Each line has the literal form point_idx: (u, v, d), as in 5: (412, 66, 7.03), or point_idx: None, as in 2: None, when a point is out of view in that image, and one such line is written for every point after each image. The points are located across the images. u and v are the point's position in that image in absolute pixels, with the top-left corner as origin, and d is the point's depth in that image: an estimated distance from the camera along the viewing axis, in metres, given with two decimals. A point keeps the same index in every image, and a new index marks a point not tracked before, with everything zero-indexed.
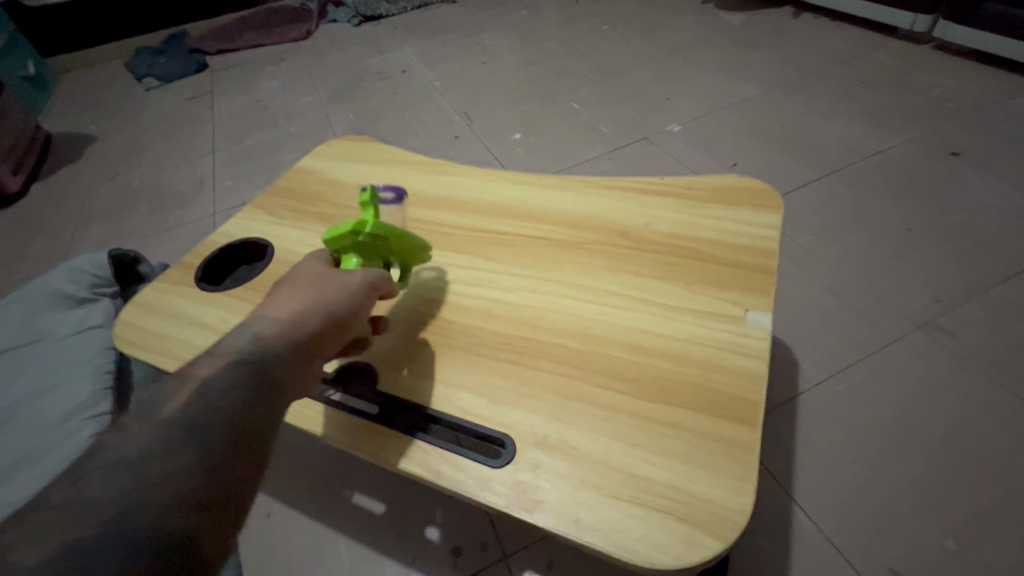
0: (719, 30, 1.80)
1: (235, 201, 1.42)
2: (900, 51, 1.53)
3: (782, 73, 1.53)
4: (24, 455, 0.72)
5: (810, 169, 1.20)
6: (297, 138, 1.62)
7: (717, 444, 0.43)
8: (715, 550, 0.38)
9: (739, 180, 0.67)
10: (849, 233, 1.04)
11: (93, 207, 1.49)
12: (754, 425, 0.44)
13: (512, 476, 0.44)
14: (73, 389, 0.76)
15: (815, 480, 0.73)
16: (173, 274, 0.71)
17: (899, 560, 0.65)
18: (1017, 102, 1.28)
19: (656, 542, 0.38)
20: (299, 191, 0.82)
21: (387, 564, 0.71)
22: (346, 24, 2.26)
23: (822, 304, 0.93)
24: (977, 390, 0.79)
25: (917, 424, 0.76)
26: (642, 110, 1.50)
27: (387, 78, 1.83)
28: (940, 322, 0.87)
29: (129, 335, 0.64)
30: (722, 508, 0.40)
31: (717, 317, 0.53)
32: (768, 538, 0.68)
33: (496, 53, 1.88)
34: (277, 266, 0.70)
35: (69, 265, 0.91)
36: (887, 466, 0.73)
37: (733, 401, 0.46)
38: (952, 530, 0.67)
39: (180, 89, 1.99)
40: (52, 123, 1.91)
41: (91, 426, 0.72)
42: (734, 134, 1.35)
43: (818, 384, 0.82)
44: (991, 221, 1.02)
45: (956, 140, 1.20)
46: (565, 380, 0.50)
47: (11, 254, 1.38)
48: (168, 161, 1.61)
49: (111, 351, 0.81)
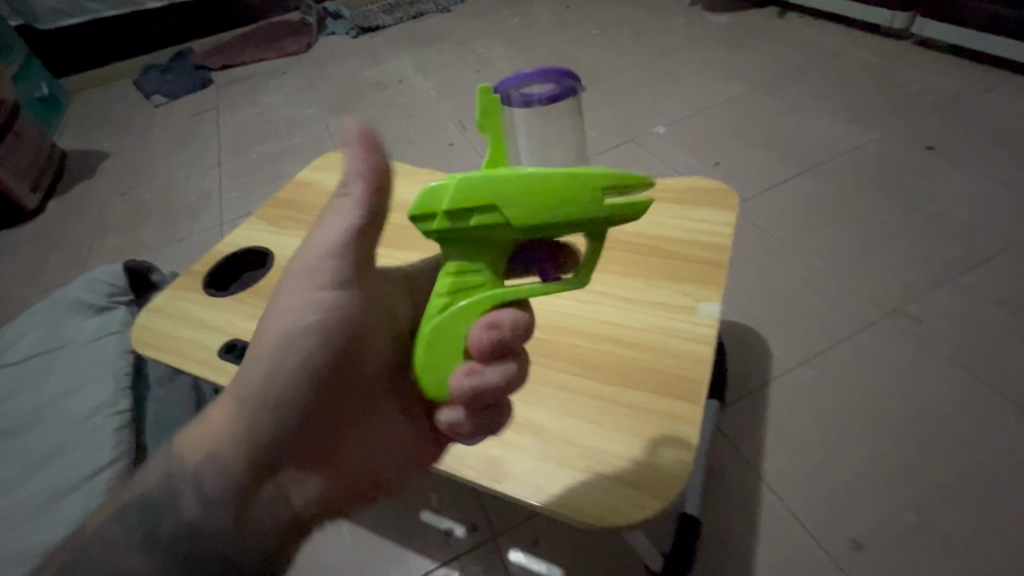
0: (705, 31, 1.84)
1: (241, 211, 1.48)
2: (881, 47, 1.57)
3: (766, 72, 1.57)
4: (52, 451, 0.79)
5: (790, 165, 1.24)
6: (299, 149, 1.68)
7: (665, 420, 0.49)
8: (656, 508, 0.43)
9: (702, 181, 0.72)
10: (824, 226, 1.09)
11: (108, 221, 1.57)
12: (698, 402, 0.50)
13: (485, 452, 0.49)
14: (95, 389, 0.83)
15: (784, 460, 0.77)
16: (183, 281, 0.77)
17: (859, 531, 0.70)
18: (994, 94, 1.32)
19: (606, 504, 0.44)
20: (297, 202, 0.88)
21: (385, 544, 0.77)
22: (345, 36, 2.33)
23: (796, 294, 0.97)
24: (940, 372, 0.83)
25: (881, 406, 0.81)
26: (629, 112, 1.54)
27: (385, 88, 1.89)
28: (908, 309, 0.92)
29: (146, 337, 0.70)
30: (666, 474, 0.45)
31: (672, 308, 0.58)
32: (737, 515, 0.73)
33: (490, 60, 1.94)
34: (277, 272, 0.76)
35: (88, 276, 0.99)
36: (851, 445, 0.78)
37: (681, 381, 0.51)
38: (911, 503, 0.72)
39: (187, 105, 2.07)
40: (66, 142, 1.99)
41: (113, 422, 0.79)
42: (718, 133, 1.39)
43: (790, 371, 0.87)
44: (963, 211, 1.06)
45: (931, 134, 1.24)
46: (535, 366, 0.55)
47: (32, 267, 1.46)
48: (177, 174, 1.69)
49: (129, 354, 0.88)
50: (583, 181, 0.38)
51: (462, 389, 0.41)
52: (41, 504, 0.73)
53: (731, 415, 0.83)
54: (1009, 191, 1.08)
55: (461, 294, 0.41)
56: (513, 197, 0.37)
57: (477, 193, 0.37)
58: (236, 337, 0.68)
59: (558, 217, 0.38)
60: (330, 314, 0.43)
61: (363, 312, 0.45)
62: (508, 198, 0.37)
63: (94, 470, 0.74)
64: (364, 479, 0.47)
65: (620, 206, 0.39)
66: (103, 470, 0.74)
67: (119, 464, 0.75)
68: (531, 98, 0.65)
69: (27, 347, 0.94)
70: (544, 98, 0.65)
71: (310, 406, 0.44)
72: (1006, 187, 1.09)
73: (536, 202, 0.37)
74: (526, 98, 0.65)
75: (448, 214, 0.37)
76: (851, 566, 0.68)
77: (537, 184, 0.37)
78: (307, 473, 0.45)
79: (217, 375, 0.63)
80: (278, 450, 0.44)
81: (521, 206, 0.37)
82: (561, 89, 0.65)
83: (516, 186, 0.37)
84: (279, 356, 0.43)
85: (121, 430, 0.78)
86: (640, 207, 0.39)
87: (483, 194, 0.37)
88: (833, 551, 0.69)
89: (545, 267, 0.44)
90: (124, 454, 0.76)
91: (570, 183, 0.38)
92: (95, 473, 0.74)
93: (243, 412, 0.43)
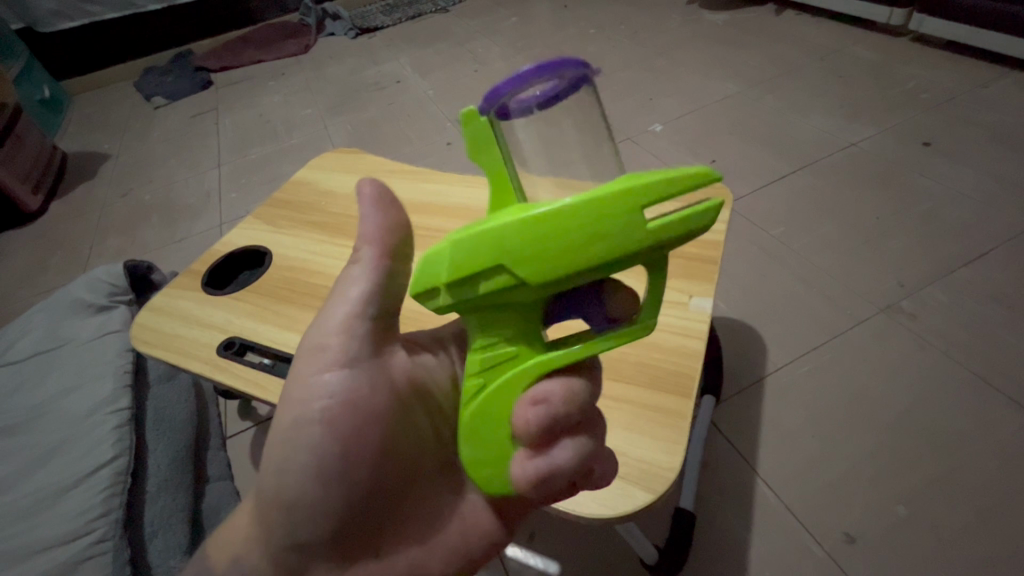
0: (702, 30, 1.85)
1: (240, 212, 1.49)
2: (878, 44, 1.57)
3: (763, 70, 1.58)
4: (53, 448, 0.80)
5: (786, 162, 1.24)
6: (298, 150, 1.69)
7: (656, 413, 0.49)
8: (646, 501, 0.44)
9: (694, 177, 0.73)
10: (820, 223, 1.09)
11: (108, 222, 1.58)
12: (688, 396, 0.50)
13: None
14: (96, 387, 0.84)
15: (779, 454, 0.78)
16: (182, 280, 0.78)
17: (852, 525, 0.71)
18: (990, 90, 1.32)
19: (596, 496, 0.45)
20: (295, 201, 0.89)
21: None
22: (343, 37, 2.34)
23: (792, 290, 0.98)
24: (934, 367, 0.84)
25: (874, 400, 0.81)
26: (626, 110, 1.55)
27: (383, 88, 1.90)
28: (902, 305, 0.92)
29: (145, 335, 0.71)
30: (655, 467, 0.46)
31: (664, 303, 0.59)
32: (732, 509, 0.74)
33: (487, 59, 1.95)
34: (275, 270, 0.77)
35: (89, 276, 0.99)
36: (845, 440, 0.78)
37: (672, 375, 0.52)
38: (903, 496, 0.72)
39: (187, 107, 2.08)
40: (67, 144, 2.00)
41: (114, 419, 0.80)
42: (714, 130, 1.40)
43: (785, 366, 0.87)
44: (958, 208, 1.06)
45: (927, 130, 1.24)
46: None
47: (34, 268, 1.47)
48: (177, 176, 1.70)
49: (129, 353, 0.89)
50: (612, 204, 0.29)
51: (524, 483, 0.35)
52: (42, 500, 0.74)
53: (726, 410, 0.84)
54: (1003, 186, 1.08)
55: (491, 366, 0.35)
56: (522, 251, 0.30)
57: (476, 256, 0.31)
58: (234, 334, 0.68)
59: (592, 259, 0.30)
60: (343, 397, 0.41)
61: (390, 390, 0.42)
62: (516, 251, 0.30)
63: (94, 466, 0.75)
64: (412, 562, 0.44)
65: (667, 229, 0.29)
66: (102, 466, 0.75)
67: (119, 461, 0.76)
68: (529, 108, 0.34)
69: (28, 346, 0.95)
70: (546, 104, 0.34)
71: (333, 496, 0.41)
72: (1000, 183, 1.09)
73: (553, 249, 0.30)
74: (520, 110, 0.34)
75: (450, 286, 0.32)
76: (845, 559, 0.68)
77: (554, 227, 0.29)
78: (348, 559, 0.44)
79: (215, 371, 0.64)
80: (308, 542, 0.43)
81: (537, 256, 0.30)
82: (570, 85, 0.34)
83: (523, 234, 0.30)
84: (291, 451, 0.41)
85: (121, 427, 0.79)
86: (701, 211, 0.30)
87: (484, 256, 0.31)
88: (826, 544, 0.70)
89: (590, 311, 0.36)
90: (123, 451, 0.77)
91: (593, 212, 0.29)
92: (95, 469, 0.75)
93: (268, 510, 0.42)
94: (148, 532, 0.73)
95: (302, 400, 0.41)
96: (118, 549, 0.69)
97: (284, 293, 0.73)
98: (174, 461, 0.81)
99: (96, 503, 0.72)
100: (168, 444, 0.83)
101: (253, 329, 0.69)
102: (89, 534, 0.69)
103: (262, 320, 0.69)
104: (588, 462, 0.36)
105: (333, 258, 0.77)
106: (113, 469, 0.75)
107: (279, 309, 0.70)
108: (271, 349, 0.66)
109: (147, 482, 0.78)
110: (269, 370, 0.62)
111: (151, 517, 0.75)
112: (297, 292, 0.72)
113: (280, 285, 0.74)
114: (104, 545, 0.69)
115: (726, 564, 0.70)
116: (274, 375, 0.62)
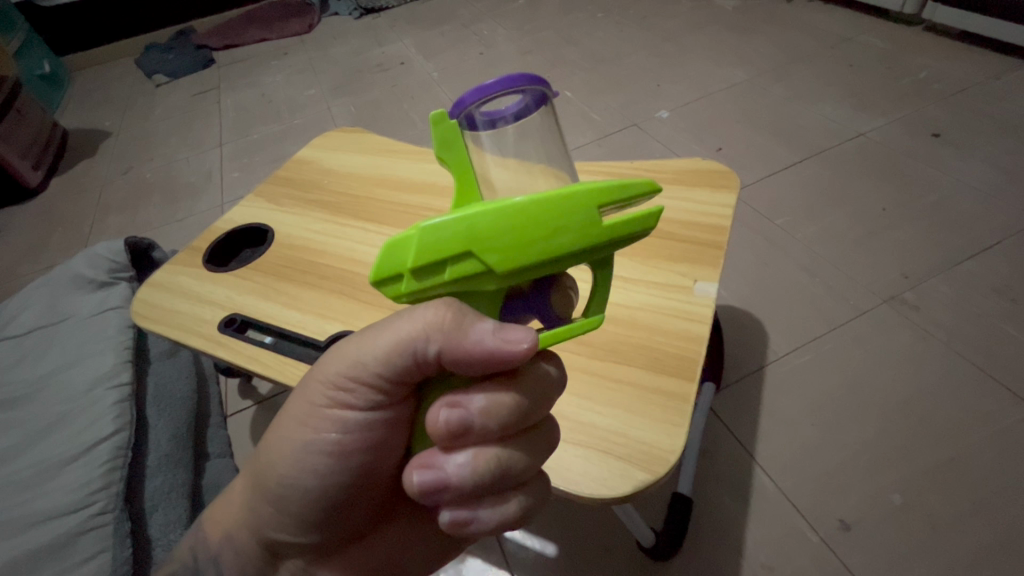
0: (713, 15, 1.81)
1: (241, 191, 1.48)
2: (893, 33, 1.54)
3: (773, 57, 1.55)
4: (54, 421, 0.80)
5: (794, 151, 1.22)
6: (300, 131, 1.67)
7: (659, 396, 0.49)
8: (645, 481, 0.44)
9: (702, 162, 0.72)
10: (827, 213, 1.08)
11: (110, 200, 1.57)
12: (692, 379, 0.50)
13: None
14: (96, 362, 0.84)
15: (777, 442, 0.78)
16: (182, 257, 0.77)
17: (849, 513, 0.71)
18: (1003, 82, 1.30)
19: (596, 477, 0.45)
20: (297, 180, 0.88)
21: None
22: (348, 17, 2.30)
23: (796, 280, 0.97)
24: (935, 357, 0.84)
25: (873, 388, 0.82)
26: (634, 96, 1.51)
27: (388, 69, 1.87)
28: (905, 297, 0.92)
29: (145, 310, 0.70)
30: (656, 448, 0.46)
31: (668, 288, 0.58)
32: (730, 496, 0.74)
33: (493, 41, 1.91)
34: (277, 249, 0.76)
35: (89, 252, 0.99)
36: (843, 429, 0.78)
37: (675, 359, 0.52)
38: (900, 485, 0.72)
39: (188, 85, 2.06)
40: (68, 121, 1.98)
41: (114, 394, 0.80)
42: (722, 117, 1.37)
43: (786, 355, 0.87)
44: (966, 200, 1.05)
45: (938, 122, 1.23)
46: None
47: (35, 245, 1.46)
48: (178, 155, 1.68)
49: (130, 329, 0.89)
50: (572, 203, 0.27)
51: (471, 347, 0.30)
52: (42, 473, 0.75)
53: (727, 399, 0.84)
54: (1012, 178, 1.07)
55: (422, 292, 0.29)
56: (498, 240, 0.27)
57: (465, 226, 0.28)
58: (236, 311, 0.68)
59: (556, 246, 0.27)
60: (514, 508, 0.35)
61: (524, 443, 0.34)
62: (527, 260, 0.27)
63: (95, 439, 0.75)
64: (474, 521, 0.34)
65: (617, 226, 0.28)
66: (103, 439, 0.75)
67: (120, 434, 0.76)
68: (499, 117, 0.33)
69: (27, 322, 0.95)
70: (517, 117, 0.33)
71: (473, 493, 0.33)
72: (1009, 175, 1.08)
73: (553, 239, 0.27)
74: (487, 121, 0.33)
75: (418, 273, 0.28)
76: (838, 545, 0.69)
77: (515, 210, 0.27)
78: (458, 519, 0.34)
79: (215, 347, 0.64)
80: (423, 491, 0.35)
81: (538, 244, 0.27)
82: (534, 100, 0.34)
83: (537, 228, 0.27)
84: (469, 459, 0.33)
85: (122, 403, 0.80)
86: (640, 217, 0.28)
87: (451, 243, 0.27)
88: (819, 530, 0.70)
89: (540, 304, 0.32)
90: (124, 425, 0.77)
91: (566, 204, 0.27)
92: (96, 442, 0.75)
93: (260, 503, 0.42)
94: (148, 505, 0.74)
95: (496, 419, 0.32)
96: (118, 522, 0.69)
97: (283, 271, 0.72)
98: (174, 437, 0.81)
99: (97, 475, 0.72)
100: (169, 420, 0.83)
101: (254, 306, 0.68)
102: (90, 505, 0.70)
103: (263, 297, 0.69)
104: (512, 414, 0.33)
105: (334, 237, 0.76)
106: (114, 442, 0.75)
107: (279, 287, 0.70)
108: (271, 325, 0.65)
109: (147, 457, 0.79)
110: (269, 347, 0.62)
111: (151, 490, 0.75)
112: (297, 270, 0.72)
113: (280, 264, 0.74)
114: (105, 517, 0.69)
115: (722, 549, 0.70)
116: (275, 351, 0.61)
